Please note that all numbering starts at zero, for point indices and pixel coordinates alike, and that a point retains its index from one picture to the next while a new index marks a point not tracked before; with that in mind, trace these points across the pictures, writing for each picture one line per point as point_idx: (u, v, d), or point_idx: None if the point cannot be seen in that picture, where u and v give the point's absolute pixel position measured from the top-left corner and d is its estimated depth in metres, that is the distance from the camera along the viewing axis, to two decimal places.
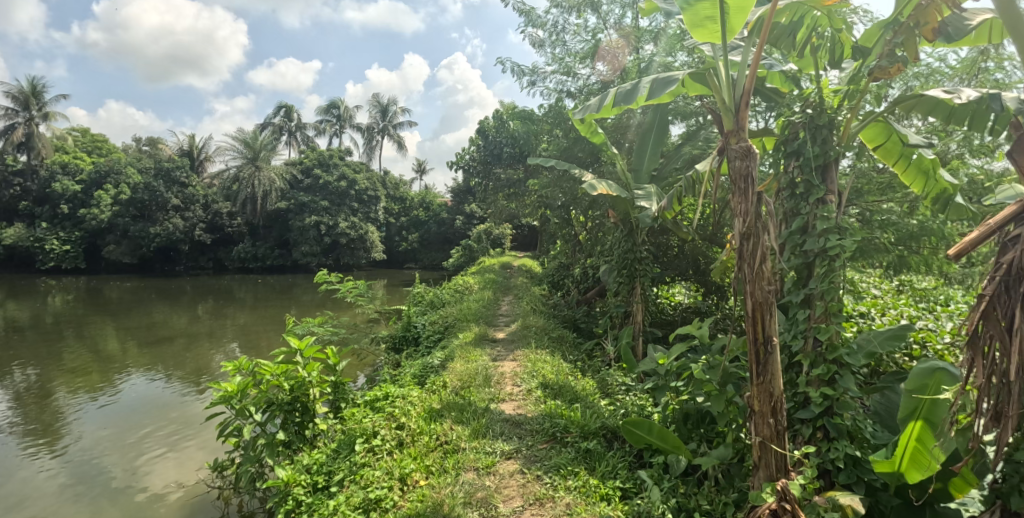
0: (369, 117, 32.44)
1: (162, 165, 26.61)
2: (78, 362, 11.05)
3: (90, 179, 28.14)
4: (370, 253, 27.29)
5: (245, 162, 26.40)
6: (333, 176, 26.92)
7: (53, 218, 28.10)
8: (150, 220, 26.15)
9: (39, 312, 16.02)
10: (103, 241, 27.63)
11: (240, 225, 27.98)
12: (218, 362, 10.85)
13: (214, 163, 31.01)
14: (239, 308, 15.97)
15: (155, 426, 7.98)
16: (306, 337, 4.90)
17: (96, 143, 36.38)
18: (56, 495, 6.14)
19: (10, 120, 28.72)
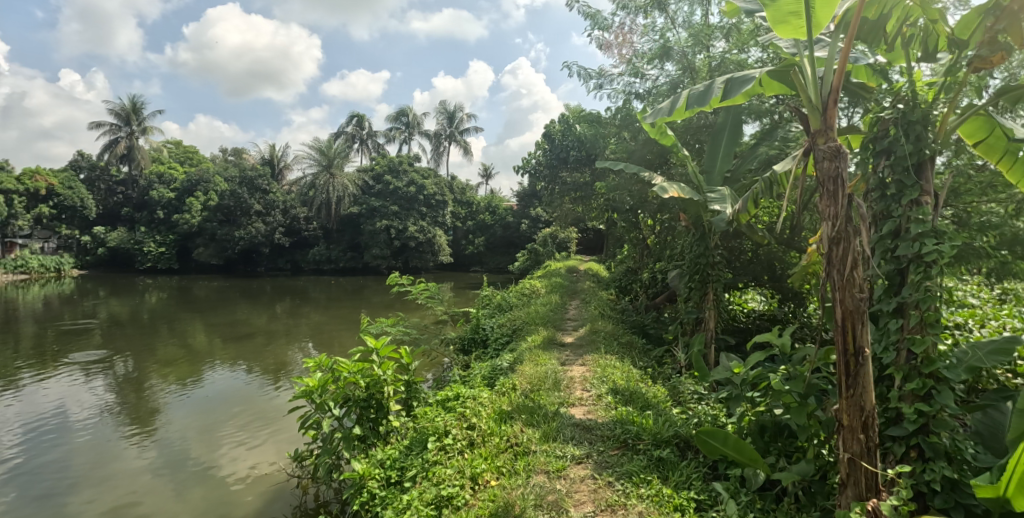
0: (436, 124, 33.25)
1: (246, 173, 28.36)
2: (171, 355, 11.95)
3: (182, 186, 30.48)
4: (438, 256, 27.90)
5: (321, 169, 27.62)
6: (403, 182, 27.74)
7: (151, 223, 30.65)
8: (235, 225, 27.98)
9: (139, 308, 17.47)
10: (193, 244, 29.81)
11: (316, 228, 29.41)
12: (295, 359, 11.42)
13: (292, 170, 32.76)
14: (314, 308, 16.75)
15: (239, 416, 8.50)
16: (382, 337, 5.04)
17: (187, 154, 39.41)
18: (153, 477, 6.64)
19: (115, 134, 31.54)
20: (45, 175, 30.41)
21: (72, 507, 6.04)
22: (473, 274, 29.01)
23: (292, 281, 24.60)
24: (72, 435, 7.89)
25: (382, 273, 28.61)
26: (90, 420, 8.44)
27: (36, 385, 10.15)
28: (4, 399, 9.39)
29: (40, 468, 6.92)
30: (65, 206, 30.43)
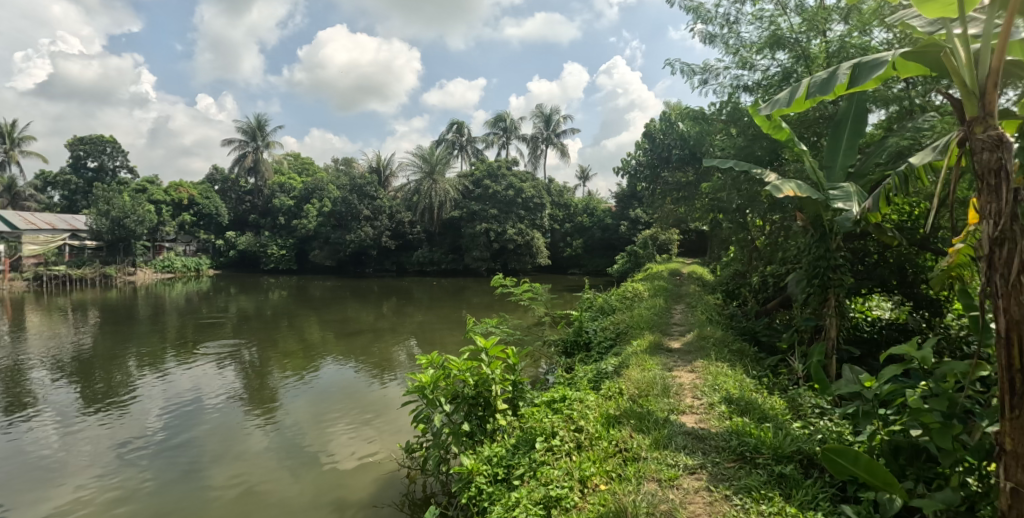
0: (534, 127, 33.61)
1: (356, 182, 30.35)
2: (292, 348, 13.03)
3: (300, 195, 33.28)
4: (535, 258, 28.09)
5: (424, 175, 28.79)
6: (502, 186, 28.25)
7: (274, 228, 33.74)
8: (347, 229, 30.10)
9: (265, 304, 19.26)
10: (310, 247, 32.37)
11: (419, 232, 30.80)
12: (400, 356, 12.01)
13: (396, 178, 34.52)
14: (417, 307, 17.54)
15: (349, 408, 9.06)
16: (490, 337, 5.19)
17: (303, 164, 42.96)
18: (275, 459, 7.26)
19: (243, 149, 35.05)
20: (187, 187, 34.53)
21: (206, 482, 6.74)
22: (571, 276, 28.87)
23: (397, 282, 25.95)
24: (207, 416, 8.82)
25: (482, 275, 29.32)
26: (222, 404, 9.41)
27: (180, 370, 11.51)
28: (155, 381, 10.73)
29: (181, 444, 7.80)
30: (203, 214, 34.34)
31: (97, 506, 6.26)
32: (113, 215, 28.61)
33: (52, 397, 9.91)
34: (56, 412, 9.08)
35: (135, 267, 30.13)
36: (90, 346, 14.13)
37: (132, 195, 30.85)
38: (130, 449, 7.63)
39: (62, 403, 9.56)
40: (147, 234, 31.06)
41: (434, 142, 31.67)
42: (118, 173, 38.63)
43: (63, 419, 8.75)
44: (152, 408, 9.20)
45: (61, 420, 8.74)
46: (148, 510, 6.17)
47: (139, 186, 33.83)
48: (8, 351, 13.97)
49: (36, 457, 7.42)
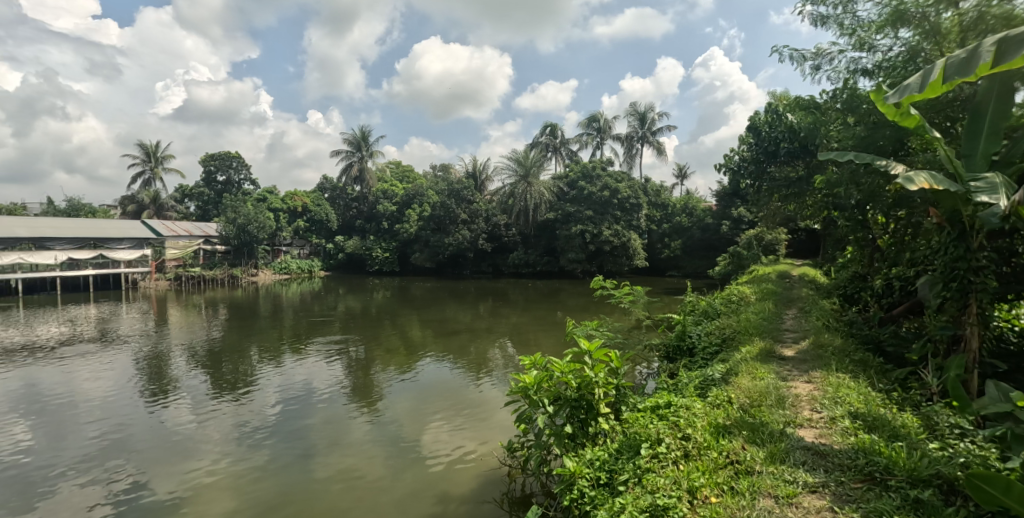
0: (628, 127, 33.00)
1: (453, 186, 31.51)
2: (394, 345, 13.80)
3: (401, 200, 35.12)
4: (632, 260, 27.53)
5: (518, 178, 29.08)
6: (597, 187, 27.97)
7: (378, 232, 35.88)
8: (446, 232, 31.38)
9: (371, 304, 20.51)
10: (411, 249, 34.03)
11: (515, 234, 31.29)
12: (495, 356, 12.29)
13: (492, 182, 35.22)
14: (513, 309, 17.88)
15: (449, 404, 9.42)
16: (594, 340, 5.25)
17: (402, 171, 45.18)
18: (380, 451, 7.70)
19: (350, 159, 37.42)
20: (301, 196, 37.65)
21: (318, 468, 7.29)
22: (669, 278, 28.08)
23: (493, 284, 26.55)
24: (321, 407, 9.57)
25: (578, 277, 29.26)
26: (332, 396, 10.14)
27: (295, 363, 12.57)
28: (274, 373, 11.79)
29: (295, 431, 8.49)
30: (315, 220, 37.28)
31: (223, 484, 6.95)
32: (240, 222, 31.89)
33: (189, 384, 11.19)
34: (192, 398, 10.24)
35: (258, 269, 33.29)
36: (220, 339, 15.82)
37: (255, 204, 34.16)
38: (251, 434, 8.41)
39: (197, 389, 10.78)
40: (267, 239, 34.23)
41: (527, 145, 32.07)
42: (242, 185, 42.85)
43: (197, 404, 9.85)
44: (270, 397, 10.11)
45: (196, 404, 9.84)
46: (269, 490, 6.77)
47: (260, 196, 37.37)
48: (156, 342, 15.96)
49: (174, 436, 8.39)
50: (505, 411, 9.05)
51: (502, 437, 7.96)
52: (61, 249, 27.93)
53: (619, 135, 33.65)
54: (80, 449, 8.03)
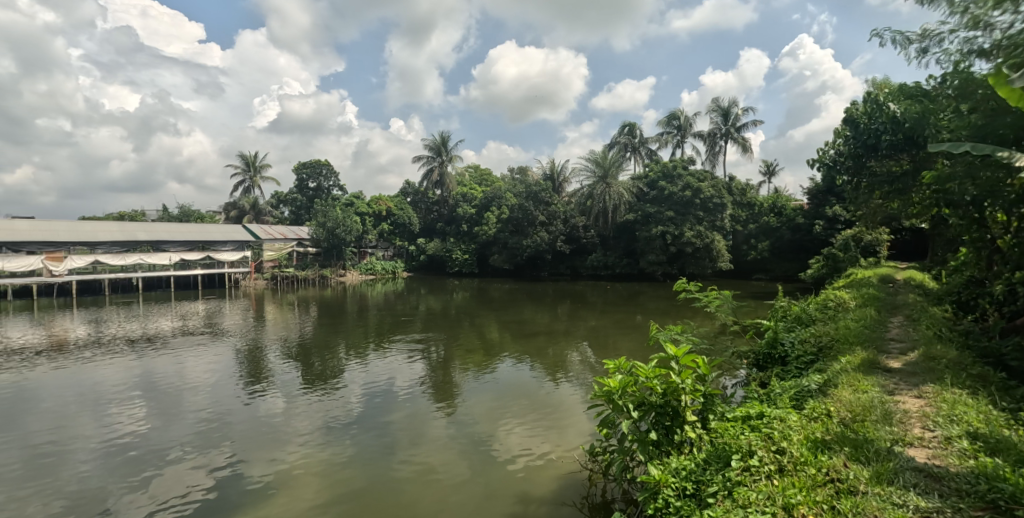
0: (711, 123, 31.78)
1: (531, 189, 31.84)
2: (474, 345, 14.18)
3: (480, 203, 35.93)
4: (716, 263, 26.58)
5: (597, 180, 28.80)
6: (678, 186, 27.16)
7: (458, 235, 36.91)
8: (524, 235, 31.80)
9: (450, 304, 21.20)
10: (489, 252, 34.71)
11: (593, 236, 31.11)
12: (573, 359, 12.35)
13: (569, 183, 35.14)
14: (591, 311, 17.84)
15: (529, 405, 9.59)
16: (681, 346, 5.20)
17: (480, 174, 46.07)
18: (461, 449, 7.97)
19: (430, 164, 38.66)
20: (386, 200, 39.47)
21: (401, 461, 7.64)
22: (756, 282, 26.90)
23: (571, 286, 26.51)
24: (405, 403, 10.03)
25: (658, 280, 28.64)
26: (414, 393, 10.59)
27: (380, 360, 13.24)
28: (359, 369, 12.48)
29: (380, 426, 8.94)
30: (399, 223, 39.02)
31: (312, 472, 7.42)
32: (329, 226, 33.97)
33: (283, 377, 12.06)
34: (285, 390, 11.04)
35: (346, 270, 35.29)
36: (311, 336, 16.94)
37: (343, 209, 36.21)
38: (338, 426, 8.94)
39: (290, 382, 11.61)
40: (354, 242, 36.15)
41: (605, 146, 31.76)
42: (331, 191, 45.56)
43: (290, 396, 10.62)
44: (354, 392, 10.71)
45: (289, 396, 10.60)
46: (356, 479, 7.18)
47: (347, 200, 39.56)
48: (255, 337, 17.33)
49: (269, 425, 9.06)
50: (583, 414, 9.09)
51: (579, 440, 8.00)
52: (174, 251, 30.94)
53: (701, 132, 32.51)
54: (189, 432, 8.87)
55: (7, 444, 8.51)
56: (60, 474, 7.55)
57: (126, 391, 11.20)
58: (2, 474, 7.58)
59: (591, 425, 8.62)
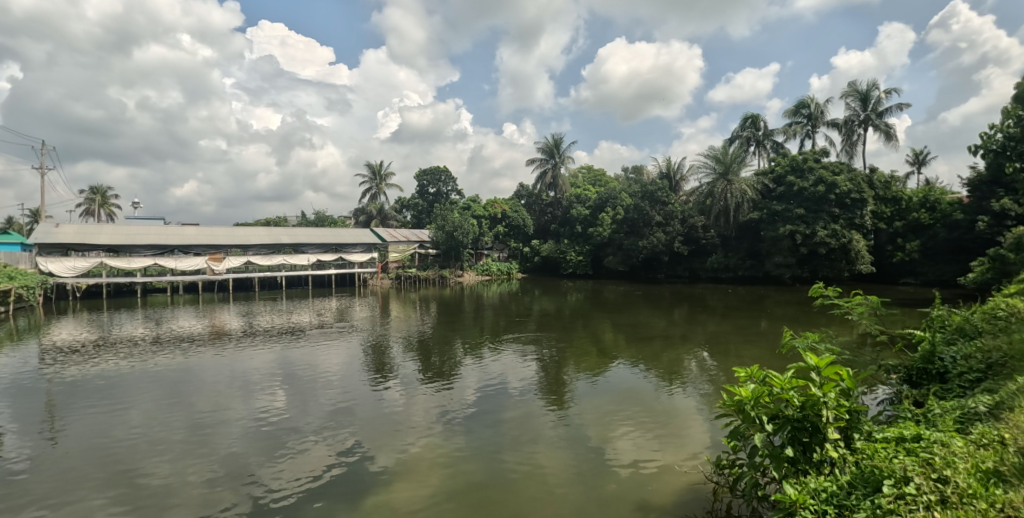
0: (847, 109, 28.90)
1: (647, 189, 31.41)
2: (589, 348, 14.28)
3: (595, 204, 35.91)
4: (854, 265, 24.22)
5: (717, 177, 27.81)
6: (809, 181, 25.07)
7: (573, 236, 37.22)
8: (640, 235, 31.51)
9: (565, 305, 21.52)
10: (604, 254, 34.81)
11: (714, 237, 29.74)
12: (690, 366, 11.99)
13: (687, 182, 33.83)
14: (711, 316, 17.21)
15: (649, 411, 9.53)
16: (823, 356, 4.95)
17: (592, 174, 45.70)
18: (582, 449, 8.15)
19: (543, 167, 39.23)
20: (501, 204, 40.88)
21: (519, 458, 7.96)
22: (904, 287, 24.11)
23: (691, 289, 25.59)
24: (519, 402, 10.40)
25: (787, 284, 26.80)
26: (525, 392, 10.95)
27: (495, 358, 13.85)
28: (475, 366, 13.16)
29: (495, 423, 9.33)
30: (513, 225, 40.31)
31: (430, 462, 7.89)
32: (448, 229, 35.99)
33: (404, 371, 13.02)
34: (405, 384, 11.95)
35: (463, 270, 37.19)
36: (431, 333, 18.14)
37: (460, 213, 38.19)
38: (456, 421, 9.45)
39: (410, 376, 12.53)
40: (471, 245, 38.01)
41: (725, 140, 30.17)
42: (449, 195, 48.00)
43: (410, 389, 11.48)
44: (471, 389, 11.30)
45: (409, 390, 11.45)
46: (475, 471, 7.55)
47: (465, 204, 41.48)
48: (380, 333, 18.84)
49: (392, 418, 9.75)
50: (699, 423, 8.92)
51: (699, 451, 7.85)
52: (313, 253, 34.45)
53: (836, 120, 29.69)
54: (321, 419, 9.82)
55: (178, 417, 9.94)
56: (216, 446, 8.63)
57: (272, 377, 12.74)
58: (172, 441, 8.85)
59: (711, 435, 8.40)
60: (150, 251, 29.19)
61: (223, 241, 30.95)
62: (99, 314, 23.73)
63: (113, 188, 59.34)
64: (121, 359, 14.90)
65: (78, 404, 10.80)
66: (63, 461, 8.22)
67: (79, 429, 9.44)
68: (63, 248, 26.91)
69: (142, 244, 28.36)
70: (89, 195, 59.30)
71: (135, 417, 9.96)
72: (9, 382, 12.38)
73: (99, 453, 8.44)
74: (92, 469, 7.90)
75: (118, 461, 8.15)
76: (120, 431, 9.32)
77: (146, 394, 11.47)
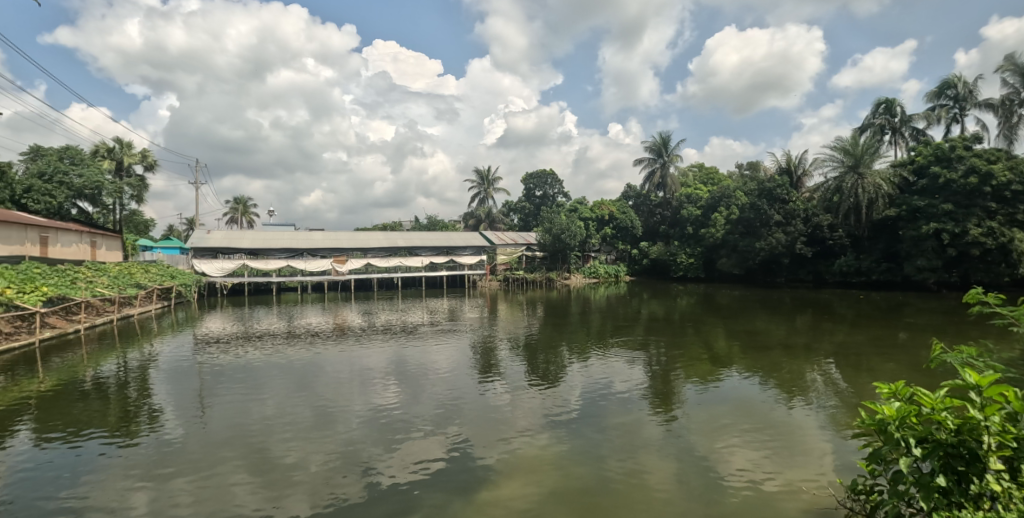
0: (1006, 87, 25.06)
1: (765, 186, 29.40)
2: (699, 354, 13.93)
3: (707, 203, 34.46)
4: (1017, 269, 21.25)
5: (846, 170, 25.71)
6: (958, 173, 22.03)
7: (684, 237, 36.12)
8: (757, 236, 29.67)
9: (674, 310, 21.09)
10: (718, 256, 33.41)
11: (842, 236, 27.45)
12: (814, 378, 11.31)
13: (810, 177, 31.31)
14: (838, 324, 15.93)
15: (766, 424, 9.18)
16: (987, 373, 4.54)
17: (703, 170, 43.67)
18: (696, 459, 8.07)
19: (652, 166, 38.50)
20: (608, 205, 40.75)
21: (625, 464, 8.00)
22: None
23: (815, 294, 23.75)
24: (624, 406, 10.46)
25: (932, 290, 24.21)
26: (630, 398, 10.97)
27: (599, 362, 13.96)
28: (579, 369, 13.35)
29: (601, 428, 9.42)
30: (621, 227, 39.95)
31: (531, 464, 8.17)
32: (555, 231, 36.56)
33: (511, 372, 13.53)
34: (510, 384, 12.43)
35: (570, 274, 37.74)
36: (536, 334, 18.65)
37: (568, 216, 38.72)
38: (558, 424, 9.70)
39: (517, 377, 13.04)
40: (580, 247, 38.59)
41: (852, 130, 27.57)
42: (556, 197, 48.56)
43: (515, 389, 11.97)
44: (576, 392, 11.55)
45: (515, 390, 11.90)
46: (584, 476, 7.71)
47: (572, 207, 41.82)
48: (487, 333, 19.65)
49: (497, 417, 10.22)
50: (822, 441, 8.41)
51: (824, 472, 7.46)
52: (426, 255, 36.55)
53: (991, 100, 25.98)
54: (431, 414, 10.50)
55: (305, 406, 11.04)
56: (336, 435, 9.48)
57: (387, 372, 13.89)
58: (297, 425, 9.95)
59: (838, 455, 7.96)
60: (283, 254, 32.81)
61: (345, 245, 33.92)
62: (243, 309, 27.14)
63: (253, 199, 67.19)
64: (261, 351, 16.91)
65: (223, 390, 12.36)
66: (208, 436, 9.47)
67: (223, 411, 10.80)
68: (213, 252, 31.30)
69: (277, 248, 31.98)
70: (233, 205, 67.85)
71: (270, 402, 11.33)
72: (171, 367, 14.45)
73: (237, 431, 9.66)
74: (233, 443, 9.13)
75: (253, 439, 9.28)
76: (257, 413, 10.65)
77: (279, 382, 12.98)
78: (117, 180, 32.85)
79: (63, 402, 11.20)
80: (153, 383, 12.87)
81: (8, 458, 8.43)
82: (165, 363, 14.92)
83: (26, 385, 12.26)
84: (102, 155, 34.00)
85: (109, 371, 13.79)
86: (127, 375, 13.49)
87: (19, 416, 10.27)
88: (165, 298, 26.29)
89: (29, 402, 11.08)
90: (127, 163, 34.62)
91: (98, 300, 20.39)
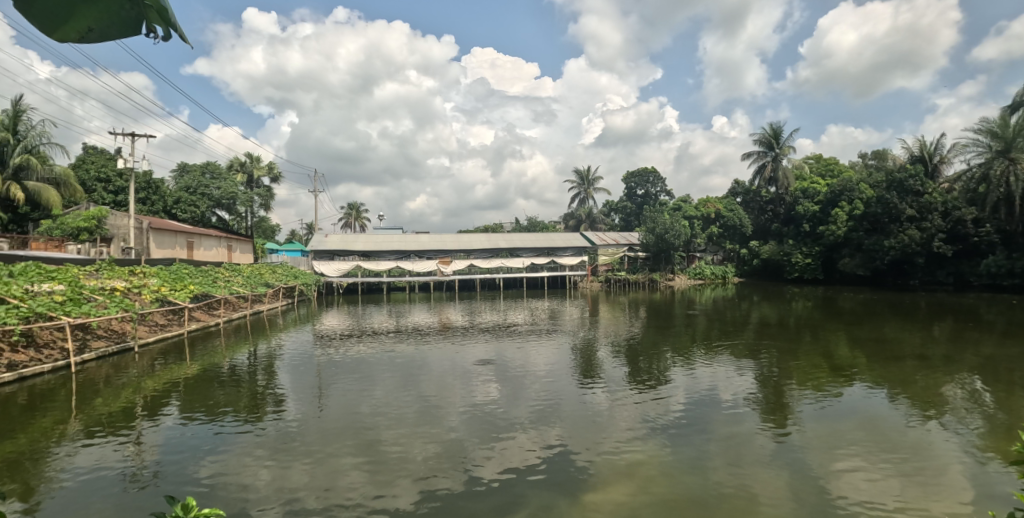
0: None
1: (895, 177, 26.72)
2: (815, 362, 13.14)
3: (826, 198, 31.80)
4: None
5: (993, 156, 22.94)
6: None
7: (799, 235, 33.63)
8: (886, 234, 27.22)
9: (788, 313, 19.92)
10: (840, 254, 30.69)
11: (990, 233, 24.10)
12: (953, 394, 10.24)
13: (950, 165, 27.85)
14: (986, 334, 14.10)
15: (894, 444, 8.51)
16: None
17: (821, 161, 40.08)
18: (806, 477, 7.71)
19: (763, 160, 36.24)
20: (715, 203, 39.09)
21: (721, 478, 7.81)
22: None
23: (959, 299, 21.04)
24: (727, 416, 10.18)
25: None
26: (736, 406, 10.66)
27: (702, 368, 13.59)
28: (683, 375, 13.07)
29: (702, 438, 9.23)
30: (729, 226, 37.88)
31: (615, 470, 8.25)
32: (658, 231, 35.82)
33: (610, 375, 13.54)
34: (608, 388, 12.50)
35: (674, 275, 36.71)
36: (637, 337, 18.54)
37: (670, 214, 37.67)
38: (659, 432, 9.63)
39: (617, 380, 13.12)
40: (682, 247, 37.36)
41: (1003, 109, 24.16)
42: (658, 196, 47.33)
43: (615, 393, 12.05)
44: (678, 398, 11.40)
45: (613, 395, 11.89)
46: (687, 487, 7.63)
47: (676, 205, 40.73)
48: (588, 334, 19.85)
49: (594, 420, 10.39)
50: (960, 468, 7.65)
51: (956, 502, 6.83)
52: (526, 256, 37.37)
53: None
54: (528, 415, 10.87)
55: (411, 402, 11.88)
56: (438, 430, 10.14)
57: (489, 371, 14.52)
58: (404, 419, 10.77)
59: (976, 485, 7.20)
60: (392, 255, 35.21)
61: (450, 247, 35.71)
62: (357, 308, 29.55)
63: (367, 204, 72.58)
64: (374, 347, 18.38)
65: (337, 382, 13.61)
66: (325, 423, 10.61)
67: (338, 401, 11.99)
68: (331, 254, 34.36)
69: (387, 251, 34.43)
70: (349, 210, 73.85)
71: (379, 396, 12.36)
72: (294, 359, 16.22)
73: (350, 421, 10.72)
74: (345, 431, 10.15)
75: (365, 429, 10.24)
76: (367, 405, 11.71)
77: (390, 377, 14.12)
78: (249, 190, 37.18)
79: (204, 386, 13.06)
80: (278, 372, 14.60)
81: (160, 432, 10.01)
82: (290, 355, 16.76)
83: (175, 369, 14.38)
84: (236, 168, 38.76)
85: (243, 360, 15.83)
86: (256, 365, 15.40)
87: (169, 397, 12.07)
88: (288, 296, 29.43)
89: (177, 385, 12.98)
90: (257, 176, 39.10)
91: (235, 297, 23.39)
